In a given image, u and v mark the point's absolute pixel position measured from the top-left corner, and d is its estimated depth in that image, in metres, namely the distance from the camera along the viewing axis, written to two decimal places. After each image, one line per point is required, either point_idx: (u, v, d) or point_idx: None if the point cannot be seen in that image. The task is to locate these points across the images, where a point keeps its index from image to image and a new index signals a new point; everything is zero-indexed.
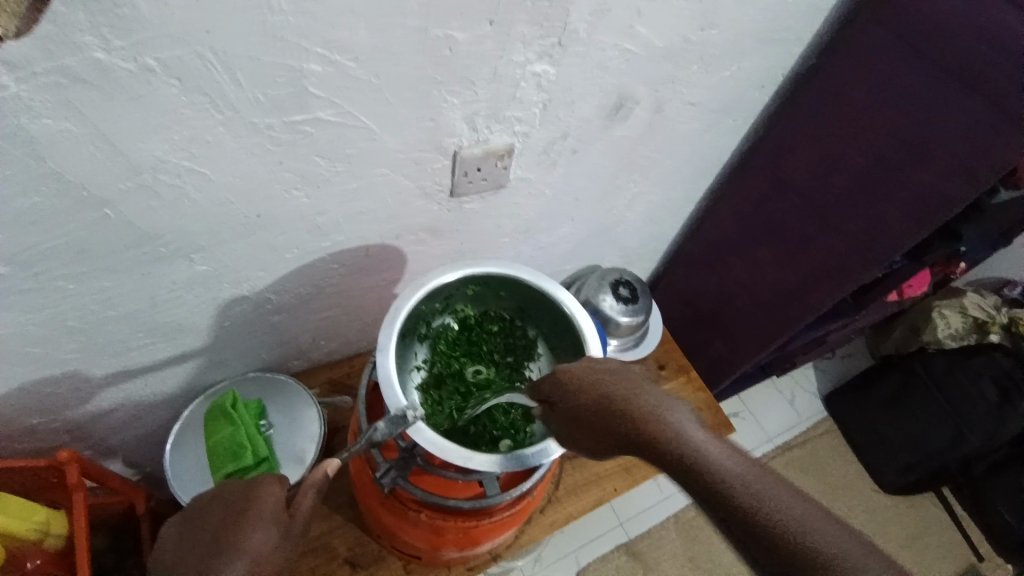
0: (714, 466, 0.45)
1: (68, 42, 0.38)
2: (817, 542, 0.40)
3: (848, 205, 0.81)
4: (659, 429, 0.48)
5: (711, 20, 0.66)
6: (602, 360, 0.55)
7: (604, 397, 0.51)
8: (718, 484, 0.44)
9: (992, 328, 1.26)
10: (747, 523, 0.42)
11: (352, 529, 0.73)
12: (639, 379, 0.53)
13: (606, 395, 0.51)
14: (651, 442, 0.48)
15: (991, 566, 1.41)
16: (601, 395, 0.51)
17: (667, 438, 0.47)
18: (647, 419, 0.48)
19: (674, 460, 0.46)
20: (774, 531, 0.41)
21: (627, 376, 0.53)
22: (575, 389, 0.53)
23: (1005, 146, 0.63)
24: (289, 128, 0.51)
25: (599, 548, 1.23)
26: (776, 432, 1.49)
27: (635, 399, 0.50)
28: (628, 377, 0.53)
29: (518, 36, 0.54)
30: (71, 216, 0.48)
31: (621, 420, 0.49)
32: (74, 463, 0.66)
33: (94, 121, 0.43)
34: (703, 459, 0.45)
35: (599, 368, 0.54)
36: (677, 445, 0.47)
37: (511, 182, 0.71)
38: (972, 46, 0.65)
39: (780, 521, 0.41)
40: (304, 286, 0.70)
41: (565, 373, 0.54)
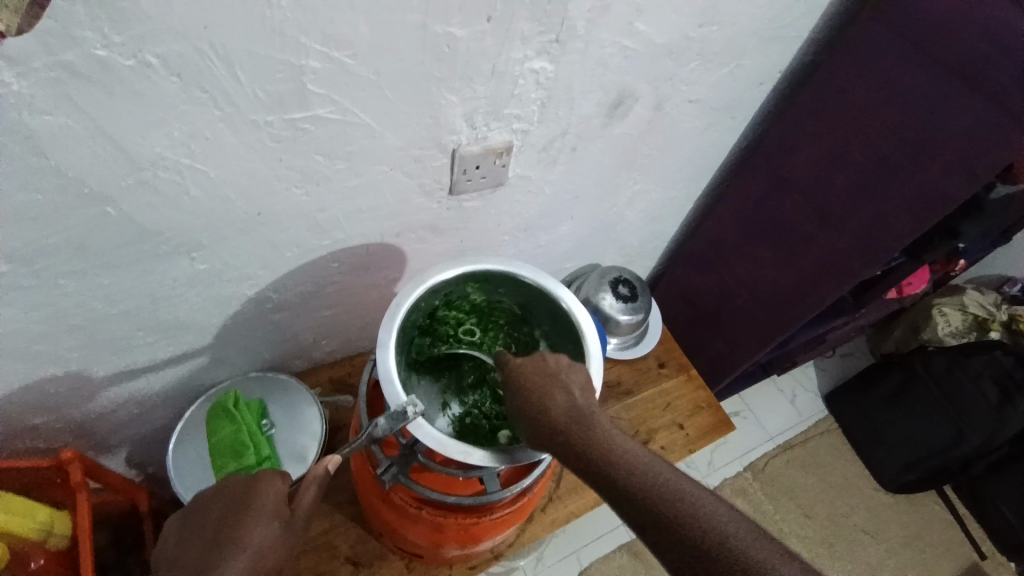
0: (658, 485, 0.47)
1: (69, 37, 0.38)
2: (752, 555, 0.43)
3: (848, 202, 0.81)
4: (605, 448, 0.49)
5: (709, 17, 0.66)
6: (548, 364, 0.55)
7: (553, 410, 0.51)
8: (661, 501, 0.46)
9: (992, 326, 1.28)
10: (688, 539, 0.44)
11: (353, 527, 0.73)
12: (587, 391, 0.54)
13: (552, 408, 0.52)
14: (597, 459, 0.49)
15: (994, 565, 1.40)
16: (549, 405, 0.52)
17: (614, 456, 0.49)
18: (596, 436, 0.50)
19: (618, 478, 0.48)
20: (713, 546, 0.44)
21: (574, 387, 0.53)
22: (522, 398, 0.53)
23: (1005, 143, 0.64)
24: (289, 125, 0.51)
25: (601, 547, 1.23)
26: (778, 431, 1.48)
27: (584, 416, 0.51)
28: (576, 387, 0.53)
29: (517, 32, 0.54)
30: (72, 212, 0.49)
31: (569, 436, 0.50)
32: (77, 462, 0.67)
33: (95, 117, 0.43)
34: (647, 475, 0.48)
35: (546, 376, 0.54)
36: (622, 464, 0.48)
37: (511, 180, 0.72)
38: (973, 43, 0.65)
39: (719, 535, 0.44)
40: (305, 284, 0.70)
41: (515, 381, 0.54)
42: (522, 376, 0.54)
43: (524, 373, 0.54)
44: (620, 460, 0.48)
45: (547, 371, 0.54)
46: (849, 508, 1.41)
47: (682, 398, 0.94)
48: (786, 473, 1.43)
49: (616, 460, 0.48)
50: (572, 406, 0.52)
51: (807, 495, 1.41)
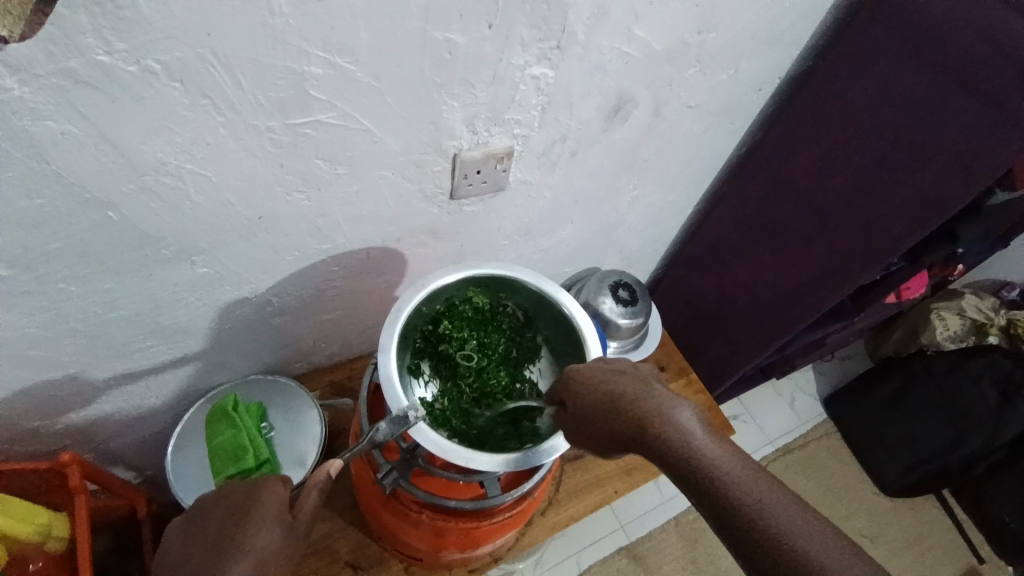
0: (721, 478, 0.46)
1: (72, 44, 0.39)
2: (817, 553, 0.43)
3: (848, 205, 0.81)
4: (669, 437, 0.49)
5: (708, 23, 0.66)
6: (610, 363, 0.56)
7: (615, 401, 0.52)
8: (724, 495, 0.46)
9: (991, 330, 1.30)
10: (752, 535, 0.44)
11: (353, 532, 0.73)
12: (641, 379, 0.54)
13: (615, 399, 0.52)
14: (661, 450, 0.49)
15: (993, 568, 1.40)
16: (609, 398, 0.52)
17: (678, 445, 0.49)
18: (658, 425, 0.50)
19: (683, 470, 0.48)
20: (776, 542, 0.43)
21: (635, 379, 0.54)
22: (583, 392, 0.54)
23: (1002, 144, 0.64)
24: (291, 131, 0.52)
25: (600, 551, 1.23)
26: (776, 434, 1.49)
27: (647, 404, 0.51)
28: (636, 379, 0.54)
29: (518, 38, 0.55)
30: (75, 217, 0.49)
31: (632, 425, 0.51)
32: (76, 465, 0.66)
33: (97, 123, 0.44)
34: (711, 467, 0.47)
35: (607, 371, 0.55)
36: (687, 454, 0.48)
37: (511, 184, 0.72)
38: (972, 48, 0.65)
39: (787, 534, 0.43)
40: (306, 288, 0.71)
41: (575, 376, 0.55)
42: (580, 372, 0.55)
43: (584, 370, 0.56)
44: (684, 450, 0.48)
45: (609, 367, 0.55)
46: (848, 512, 1.41)
47: None
48: (785, 476, 1.43)
49: (679, 451, 0.48)
50: (634, 396, 0.52)
51: (806, 499, 1.41)
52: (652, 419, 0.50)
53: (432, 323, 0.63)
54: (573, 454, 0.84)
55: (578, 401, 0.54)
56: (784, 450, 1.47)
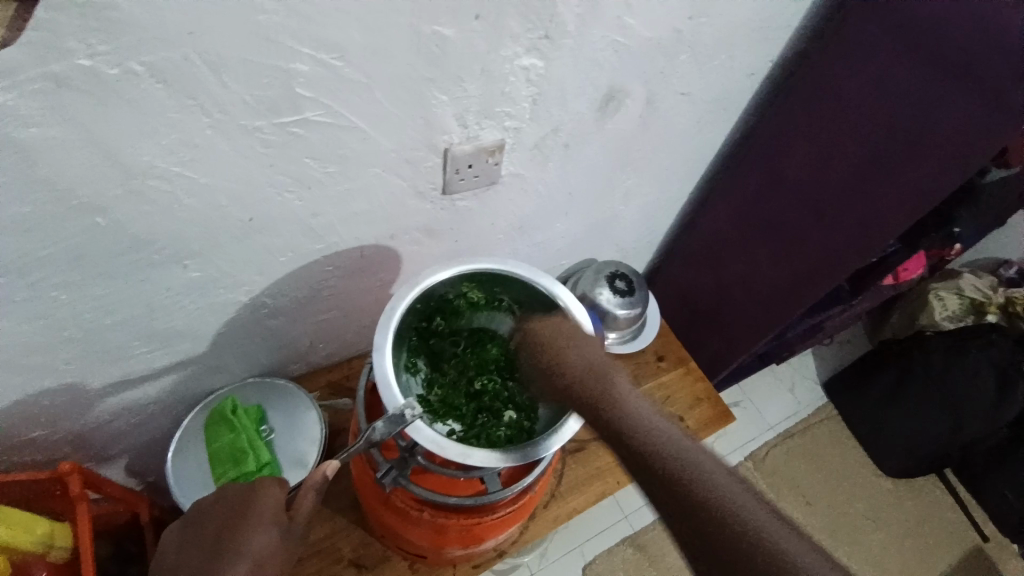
0: (643, 428, 0.51)
1: (54, 48, 0.38)
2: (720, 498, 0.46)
3: (840, 192, 0.81)
4: (612, 403, 0.54)
5: (699, 10, 0.66)
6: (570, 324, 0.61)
7: (569, 364, 0.57)
8: (645, 441, 0.50)
9: (989, 309, 1.28)
10: (673, 487, 0.47)
11: (355, 531, 0.73)
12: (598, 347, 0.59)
13: (568, 362, 0.57)
14: (602, 413, 0.54)
15: (996, 547, 1.41)
16: (562, 358, 0.58)
17: (616, 409, 0.53)
18: (604, 392, 0.55)
19: (610, 421, 0.53)
20: (680, 481, 0.47)
21: (589, 347, 0.59)
22: (544, 354, 0.59)
23: (996, 135, 0.64)
24: (279, 130, 0.51)
25: (605, 541, 1.24)
26: (778, 420, 1.49)
27: (594, 371, 0.56)
28: (590, 348, 0.59)
29: (507, 30, 0.54)
30: (64, 223, 0.48)
31: (580, 387, 0.55)
32: (76, 474, 0.66)
33: (83, 128, 0.43)
34: (644, 428, 0.51)
35: (566, 335, 0.60)
36: (624, 417, 0.52)
37: (503, 177, 0.71)
38: (964, 32, 0.64)
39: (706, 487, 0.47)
40: (301, 289, 0.70)
41: (538, 340, 0.60)
42: (544, 337, 0.60)
43: (550, 335, 0.60)
44: (624, 412, 0.53)
45: (568, 332, 0.60)
46: (850, 495, 1.42)
47: (681, 391, 0.94)
48: (787, 461, 1.43)
49: (619, 414, 0.53)
50: (586, 362, 0.57)
51: (809, 483, 1.42)
52: (598, 385, 0.55)
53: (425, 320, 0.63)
54: (573, 447, 0.84)
55: (538, 363, 0.59)
56: (786, 435, 1.47)
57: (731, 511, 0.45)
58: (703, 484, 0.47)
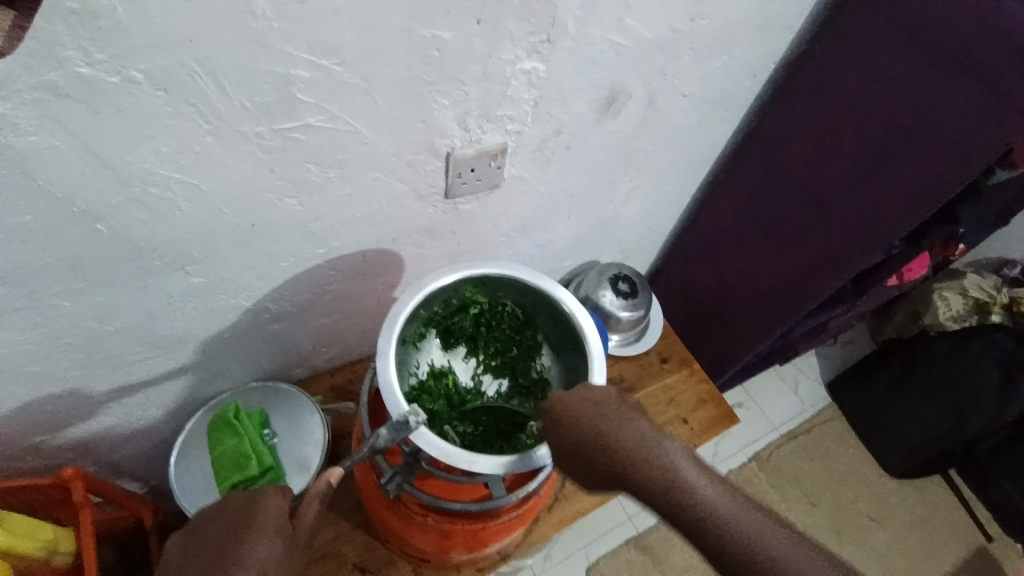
0: (689, 492, 0.49)
1: (51, 56, 0.38)
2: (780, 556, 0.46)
3: (845, 192, 0.81)
4: (659, 469, 0.50)
5: (699, 10, 0.65)
6: (591, 394, 0.55)
7: (609, 442, 0.52)
8: (695, 509, 0.48)
9: (993, 309, 1.29)
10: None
11: (360, 534, 0.73)
12: (611, 401, 0.55)
13: (608, 439, 0.52)
14: (646, 483, 0.50)
15: (1001, 547, 1.40)
16: (590, 424, 0.53)
17: (678, 488, 0.49)
18: (659, 468, 0.50)
19: (655, 490, 0.49)
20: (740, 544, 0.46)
21: (626, 415, 0.53)
22: (575, 432, 0.53)
23: (1000, 128, 0.63)
24: (279, 135, 0.51)
25: (609, 543, 1.23)
26: (781, 421, 1.48)
27: (639, 443, 0.51)
28: (624, 416, 0.53)
29: (507, 33, 0.54)
30: (64, 231, 0.48)
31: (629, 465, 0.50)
32: (78, 480, 0.66)
33: (81, 136, 0.43)
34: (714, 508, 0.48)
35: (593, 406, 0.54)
36: (689, 498, 0.49)
37: (505, 180, 0.71)
38: (965, 29, 0.64)
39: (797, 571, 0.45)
40: (303, 293, 0.70)
41: (559, 414, 0.54)
42: (566, 409, 0.54)
43: (573, 407, 0.54)
44: (685, 491, 0.49)
45: (594, 402, 0.54)
46: (855, 496, 1.41)
47: (685, 392, 0.94)
48: (791, 462, 1.43)
49: (669, 483, 0.49)
50: (627, 436, 0.52)
51: (813, 484, 1.41)
52: (650, 460, 0.50)
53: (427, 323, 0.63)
54: None
55: (568, 441, 0.53)
56: (790, 436, 1.47)
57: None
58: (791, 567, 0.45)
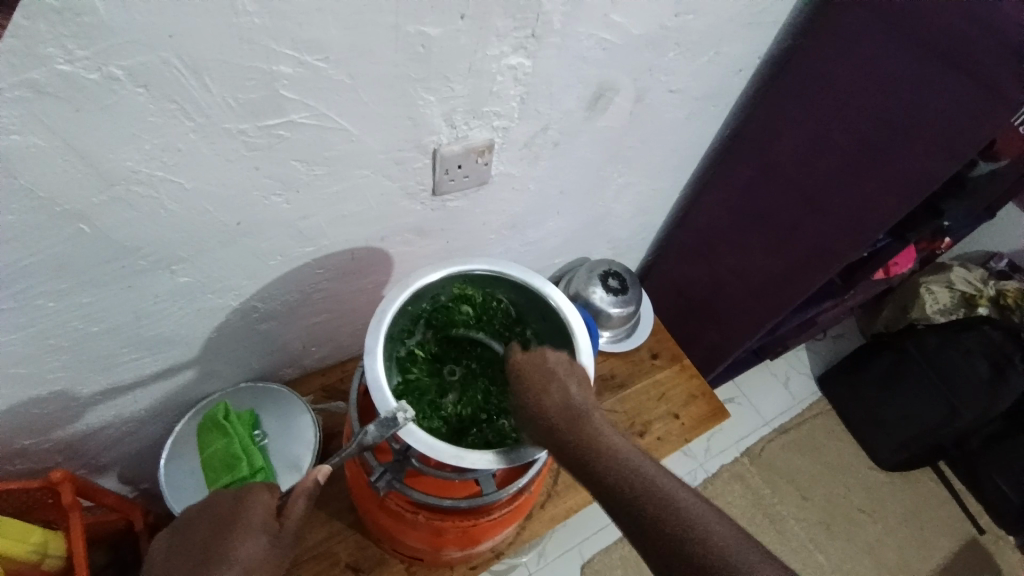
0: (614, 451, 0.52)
1: (31, 54, 0.38)
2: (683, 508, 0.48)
3: (831, 186, 0.81)
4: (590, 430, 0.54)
5: (685, 6, 0.66)
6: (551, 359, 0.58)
7: (553, 404, 0.55)
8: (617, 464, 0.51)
9: (980, 301, 1.31)
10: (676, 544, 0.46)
11: (352, 534, 0.73)
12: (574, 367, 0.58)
13: (552, 401, 0.55)
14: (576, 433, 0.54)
15: (991, 538, 1.42)
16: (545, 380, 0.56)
17: (607, 456, 0.52)
18: (592, 436, 0.53)
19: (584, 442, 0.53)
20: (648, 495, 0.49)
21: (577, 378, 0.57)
22: (526, 391, 0.56)
23: (986, 119, 0.64)
24: (264, 133, 0.51)
25: (603, 539, 1.24)
26: (773, 416, 1.49)
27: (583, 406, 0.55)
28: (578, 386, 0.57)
29: (493, 29, 0.54)
30: (47, 231, 0.48)
31: (565, 429, 0.54)
32: (68, 483, 0.66)
33: (62, 134, 0.43)
34: (636, 472, 0.51)
35: (546, 370, 0.57)
36: (619, 465, 0.51)
37: (494, 177, 0.71)
38: (949, 21, 0.65)
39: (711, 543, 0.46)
40: (292, 293, 0.70)
41: (517, 376, 0.57)
42: (522, 373, 0.57)
43: (531, 369, 0.57)
44: (617, 462, 0.51)
45: (550, 365, 0.57)
46: (847, 489, 1.42)
47: (676, 387, 0.94)
48: (783, 457, 1.44)
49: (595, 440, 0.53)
50: (570, 402, 0.55)
51: (805, 478, 1.42)
52: (585, 423, 0.54)
53: (417, 320, 0.63)
54: None
55: (520, 400, 0.56)
56: (782, 430, 1.47)
57: (720, 551, 0.46)
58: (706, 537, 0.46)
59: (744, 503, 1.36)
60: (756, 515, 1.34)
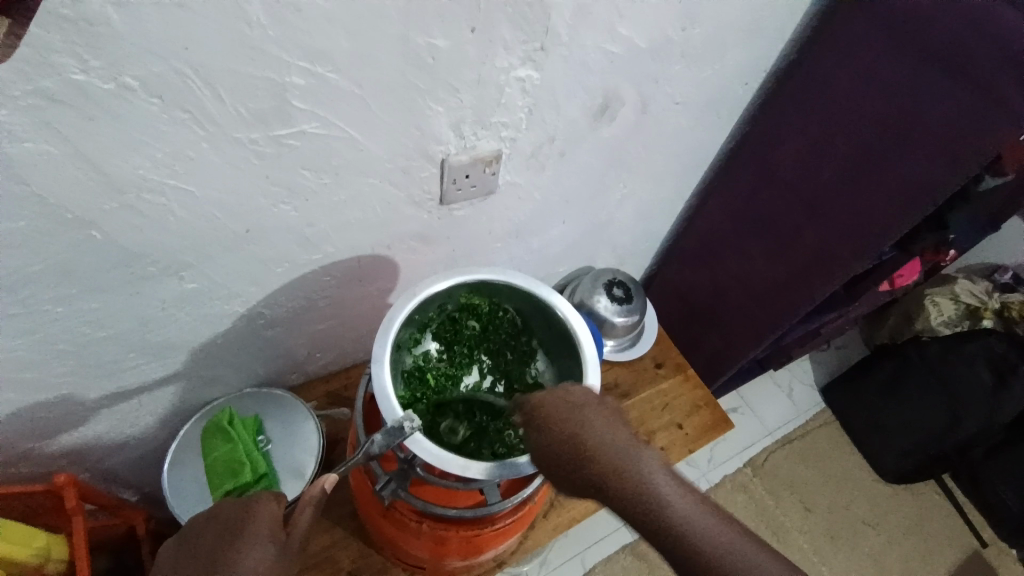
0: (621, 475, 0.50)
1: (46, 64, 0.38)
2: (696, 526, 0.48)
3: (836, 196, 0.81)
4: (596, 455, 0.51)
5: (691, 19, 0.66)
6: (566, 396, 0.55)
7: (579, 447, 0.51)
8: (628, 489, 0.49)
9: (985, 314, 1.30)
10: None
11: (354, 542, 0.73)
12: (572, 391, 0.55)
13: (578, 443, 0.51)
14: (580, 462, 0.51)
15: (995, 551, 1.41)
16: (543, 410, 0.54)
17: (616, 479, 0.50)
18: (599, 460, 0.50)
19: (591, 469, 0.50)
20: (659, 518, 0.48)
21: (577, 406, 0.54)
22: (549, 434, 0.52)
23: (992, 130, 0.64)
24: (273, 142, 0.51)
25: (605, 549, 1.23)
26: (775, 426, 1.49)
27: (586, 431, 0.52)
28: (579, 410, 0.53)
29: (501, 41, 0.54)
30: (57, 237, 0.48)
31: (597, 471, 0.50)
32: (71, 487, 0.66)
33: (75, 142, 0.43)
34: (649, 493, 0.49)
35: (565, 409, 0.53)
36: (630, 486, 0.49)
37: (500, 186, 0.71)
38: (954, 34, 0.65)
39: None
40: (298, 299, 0.70)
41: (537, 417, 0.53)
42: (540, 413, 0.54)
43: (551, 408, 0.54)
44: (658, 503, 0.48)
45: (569, 404, 0.54)
46: (849, 500, 1.42)
47: (679, 397, 0.94)
48: (785, 467, 1.43)
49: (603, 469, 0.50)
50: (598, 442, 0.51)
51: (808, 489, 1.41)
52: (591, 449, 0.51)
53: (423, 328, 0.63)
54: None
55: (543, 443, 0.52)
56: (785, 440, 1.47)
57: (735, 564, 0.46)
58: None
59: (746, 513, 1.35)
60: (758, 526, 1.34)
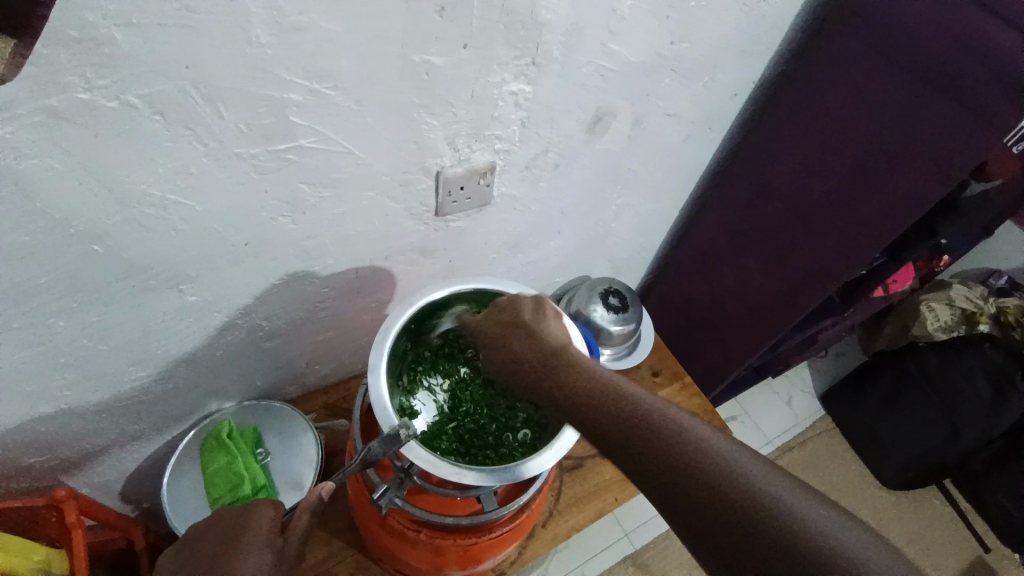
0: (565, 353, 0.57)
1: (54, 82, 0.39)
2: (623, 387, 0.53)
3: (827, 210, 0.83)
4: (541, 341, 0.58)
5: (681, 35, 0.68)
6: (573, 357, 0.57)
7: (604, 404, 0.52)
8: (566, 362, 0.56)
9: (980, 319, 1.27)
10: (781, 565, 0.41)
11: (352, 555, 0.73)
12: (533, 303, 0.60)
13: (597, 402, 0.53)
14: (525, 351, 0.59)
15: (998, 558, 1.40)
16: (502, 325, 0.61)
17: (558, 355, 0.57)
18: (544, 345, 0.58)
19: (536, 353, 0.58)
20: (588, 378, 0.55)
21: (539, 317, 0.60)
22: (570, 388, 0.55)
23: (980, 146, 0.66)
24: (274, 157, 0.52)
25: (606, 560, 1.23)
26: (775, 434, 1.49)
27: (539, 328, 0.59)
28: (529, 319, 0.59)
29: (495, 58, 0.56)
30: (60, 251, 0.49)
31: (618, 420, 0.51)
32: (71, 500, 0.66)
33: (80, 158, 0.44)
34: (582, 366, 0.56)
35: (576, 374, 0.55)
36: (567, 361, 0.57)
37: (496, 199, 0.73)
38: (941, 51, 0.66)
39: (781, 516, 0.43)
40: (297, 311, 0.71)
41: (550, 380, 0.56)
42: (556, 369, 0.57)
43: (562, 368, 0.56)
44: (592, 381, 0.54)
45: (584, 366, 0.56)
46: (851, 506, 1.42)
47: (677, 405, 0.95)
48: None
49: (549, 350, 0.58)
50: (590, 374, 0.55)
51: None
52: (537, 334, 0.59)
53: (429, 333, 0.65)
54: (571, 464, 0.85)
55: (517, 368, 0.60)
56: (784, 448, 1.47)
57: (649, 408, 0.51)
58: (820, 549, 0.41)
59: None
60: None
